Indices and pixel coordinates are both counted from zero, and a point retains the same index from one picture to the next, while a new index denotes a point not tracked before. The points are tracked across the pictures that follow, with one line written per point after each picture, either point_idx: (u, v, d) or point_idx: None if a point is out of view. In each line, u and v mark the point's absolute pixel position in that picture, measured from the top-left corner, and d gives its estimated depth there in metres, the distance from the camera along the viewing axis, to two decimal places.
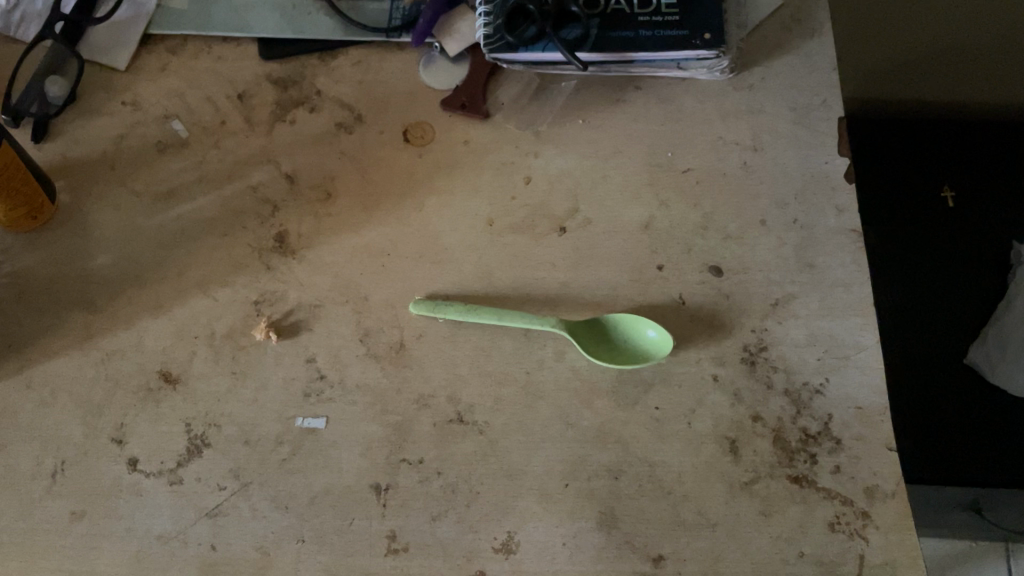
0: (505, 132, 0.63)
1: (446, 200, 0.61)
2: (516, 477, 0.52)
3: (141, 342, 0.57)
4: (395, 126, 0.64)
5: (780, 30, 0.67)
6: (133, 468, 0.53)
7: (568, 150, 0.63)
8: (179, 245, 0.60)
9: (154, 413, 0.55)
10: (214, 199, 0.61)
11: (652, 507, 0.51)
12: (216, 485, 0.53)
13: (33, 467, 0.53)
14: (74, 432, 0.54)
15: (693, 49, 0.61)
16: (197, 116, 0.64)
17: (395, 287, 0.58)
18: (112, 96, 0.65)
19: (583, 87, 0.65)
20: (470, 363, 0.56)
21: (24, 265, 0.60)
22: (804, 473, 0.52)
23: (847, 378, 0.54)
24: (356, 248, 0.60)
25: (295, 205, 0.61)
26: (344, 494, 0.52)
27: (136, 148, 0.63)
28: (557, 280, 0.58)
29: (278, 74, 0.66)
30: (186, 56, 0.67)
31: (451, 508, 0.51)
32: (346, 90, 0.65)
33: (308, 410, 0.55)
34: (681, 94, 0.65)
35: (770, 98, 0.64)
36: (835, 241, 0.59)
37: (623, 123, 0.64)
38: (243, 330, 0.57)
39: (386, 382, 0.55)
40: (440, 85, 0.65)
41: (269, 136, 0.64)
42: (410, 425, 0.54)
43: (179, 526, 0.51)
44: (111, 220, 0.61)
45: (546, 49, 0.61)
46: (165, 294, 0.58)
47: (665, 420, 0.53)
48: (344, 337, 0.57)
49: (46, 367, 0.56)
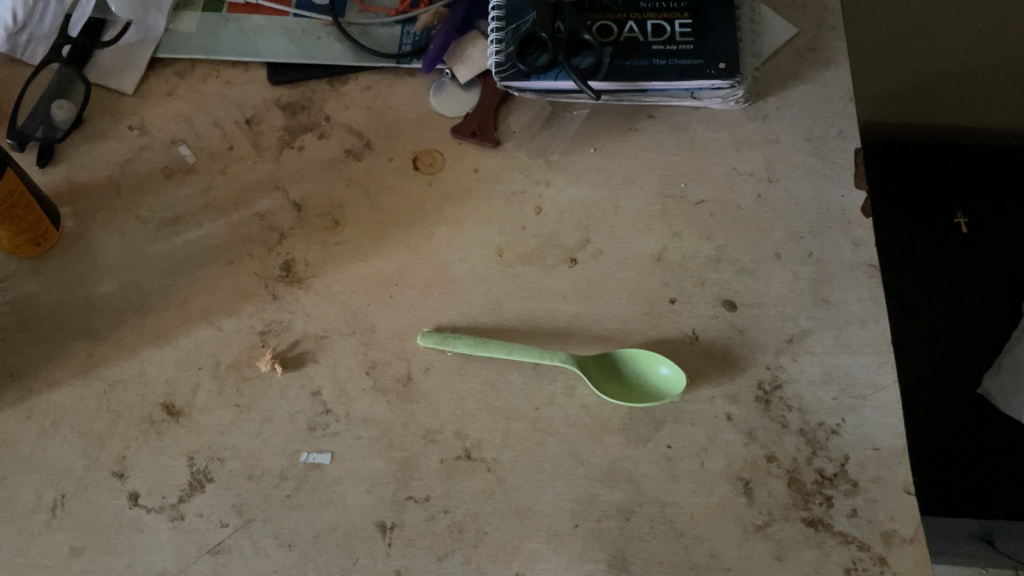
0: (515, 160, 0.63)
1: (455, 229, 0.60)
2: (525, 516, 0.51)
3: (144, 372, 0.56)
4: (405, 154, 0.63)
5: (796, 59, 0.66)
6: (135, 503, 0.52)
7: (580, 179, 0.62)
8: (185, 273, 0.59)
9: (157, 446, 0.54)
10: (220, 226, 0.60)
11: (664, 550, 0.50)
12: (219, 521, 0.52)
13: (33, 501, 0.52)
14: (75, 465, 0.53)
15: (709, 79, 0.60)
16: (205, 141, 0.64)
17: (403, 317, 0.57)
18: (118, 120, 0.64)
19: (595, 115, 0.64)
20: (478, 398, 0.55)
21: (27, 291, 0.59)
22: (820, 516, 0.51)
23: (863, 418, 0.53)
24: (365, 278, 0.59)
25: (302, 233, 0.60)
26: (349, 533, 0.51)
27: (142, 173, 0.62)
28: (566, 312, 0.57)
29: (287, 98, 0.65)
30: (194, 80, 0.66)
31: (458, 549, 0.50)
32: (355, 116, 0.64)
33: (314, 444, 0.54)
34: (695, 122, 0.64)
35: (786, 128, 0.63)
36: (851, 276, 0.58)
37: (635, 151, 0.63)
38: (249, 361, 0.56)
39: (393, 417, 0.54)
40: (450, 112, 0.64)
41: (276, 162, 0.63)
42: (416, 461, 0.53)
43: (181, 564, 0.50)
44: (116, 246, 0.60)
45: (558, 77, 0.60)
46: (169, 323, 0.57)
47: (678, 459, 0.52)
48: (351, 369, 0.56)
49: (48, 397, 0.55)
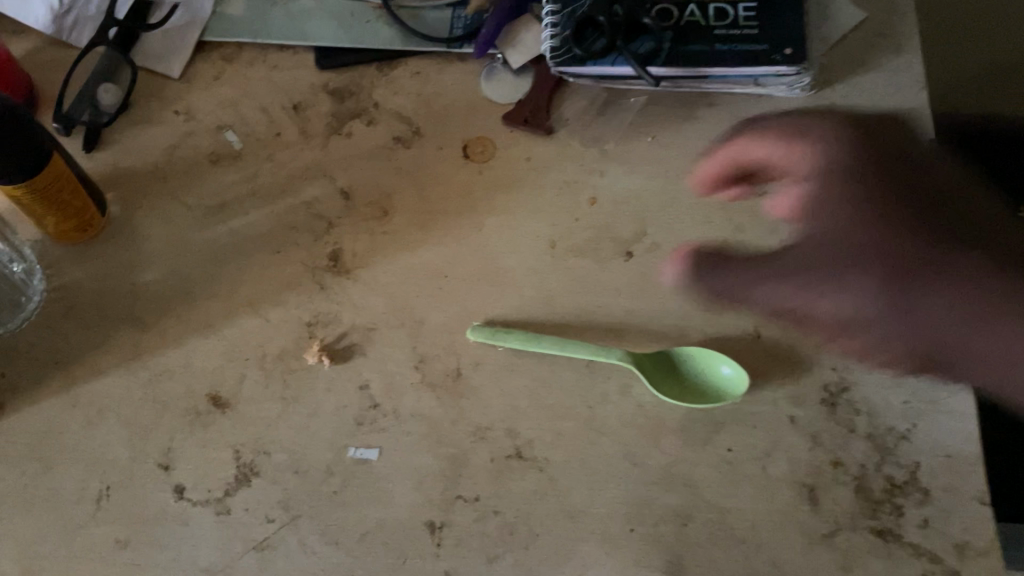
0: (569, 149, 0.60)
1: (507, 219, 0.58)
2: (578, 519, 0.49)
3: (189, 362, 0.55)
4: (455, 141, 0.61)
5: (864, 44, 0.63)
6: (180, 496, 0.51)
7: (635, 168, 0.60)
8: (230, 262, 0.58)
9: (203, 438, 0.53)
10: (266, 214, 0.59)
11: (724, 557, 0.48)
12: (265, 516, 0.51)
13: (78, 491, 0.52)
14: (120, 455, 0.52)
15: (773, 65, 0.57)
16: (251, 127, 0.62)
17: (453, 310, 0.56)
18: (165, 105, 0.63)
19: (653, 102, 0.62)
20: (529, 395, 0.53)
21: (72, 278, 0.58)
22: (889, 527, 0.48)
23: (935, 423, 0.51)
24: (413, 269, 0.57)
25: (350, 222, 0.59)
26: (397, 531, 0.50)
27: (188, 159, 0.61)
28: (620, 307, 0.55)
29: (335, 83, 0.63)
30: (241, 64, 0.64)
31: (508, 551, 0.49)
32: (404, 102, 0.62)
33: (361, 439, 0.52)
34: (758, 111, 0.61)
35: (854, 118, 0.60)
36: None
37: (694, 141, 0.60)
38: (295, 352, 0.55)
39: (441, 413, 0.53)
40: (503, 99, 0.62)
41: (324, 149, 0.61)
42: (466, 459, 0.51)
43: (226, 559, 0.50)
44: (162, 233, 0.59)
45: (615, 63, 0.58)
46: (215, 312, 0.56)
47: (738, 463, 0.50)
48: (399, 362, 0.54)
49: (93, 385, 0.54)
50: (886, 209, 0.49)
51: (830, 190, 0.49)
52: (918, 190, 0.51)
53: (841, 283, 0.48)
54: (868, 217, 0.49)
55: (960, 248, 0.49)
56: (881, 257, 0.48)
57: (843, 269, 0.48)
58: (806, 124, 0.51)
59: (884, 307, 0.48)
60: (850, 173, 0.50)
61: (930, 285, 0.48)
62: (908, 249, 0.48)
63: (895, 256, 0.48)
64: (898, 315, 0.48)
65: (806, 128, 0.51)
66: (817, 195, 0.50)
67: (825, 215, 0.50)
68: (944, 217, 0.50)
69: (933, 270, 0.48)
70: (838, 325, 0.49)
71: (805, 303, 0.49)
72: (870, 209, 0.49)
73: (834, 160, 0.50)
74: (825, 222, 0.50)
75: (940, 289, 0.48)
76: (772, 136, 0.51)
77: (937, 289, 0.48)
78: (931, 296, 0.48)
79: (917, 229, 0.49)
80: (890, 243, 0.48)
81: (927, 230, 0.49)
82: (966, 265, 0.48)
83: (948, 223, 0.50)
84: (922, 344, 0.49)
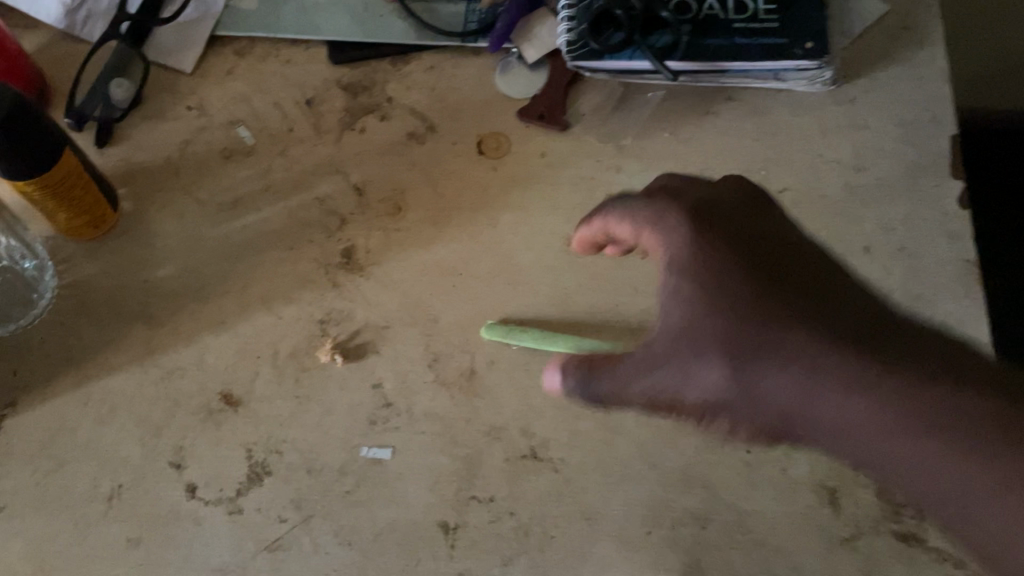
0: (585, 144, 0.60)
1: (522, 216, 0.58)
2: (594, 520, 0.49)
3: (202, 360, 0.54)
4: (470, 137, 0.60)
5: (886, 38, 0.61)
6: (192, 495, 0.51)
7: (652, 165, 0.59)
8: (242, 258, 0.57)
9: (215, 437, 0.52)
10: (279, 210, 0.59)
11: (743, 561, 0.48)
12: (277, 516, 0.50)
13: (90, 490, 0.51)
14: (132, 453, 0.52)
15: (794, 59, 0.56)
16: (264, 122, 0.61)
17: (468, 308, 0.55)
18: (177, 99, 0.62)
19: (671, 97, 0.61)
20: (544, 394, 0.52)
21: (84, 274, 0.57)
22: (913, 530, 0.47)
23: None
24: (427, 266, 0.56)
25: (363, 218, 0.58)
26: (411, 532, 0.49)
27: (200, 154, 0.60)
28: (638, 306, 0.54)
29: (348, 78, 0.62)
30: (254, 59, 0.63)
31: (524, 553, 0.48)
32: (418, 98, 0.62)
33: (374, 438, 0.52)
34: (777, 106, 0.60)
35: (876, 113, 0.59)
36: (945, 272, 0.54)
37: (713, 137, 0.59)
38: (308, 350, 0.54)
39: (456, 412, 0.52)
40: (518, 94, 0.61)
41: (337, 144, 0.60)
42: (481, 459, 0.51)
43: (238, 559, 0.49)
44: (174, 229, 0.58)
45: (633, 57, 0.57)
46: (227, 310, 0.56)
47: (758, 464, 0.49)
48: (413, 361, 0.54)
49: (105, 383, 0.54)
50: (828, 318, 0.39)
51: (719, 282, 0.41)
52: (816, 284, 0.40)
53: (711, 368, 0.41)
54: (786, 314, 0.39)
55: (941, 374, 0.36)
56: (750, 330, 0.40)
57: (694, 353, 0.41)
58: (669, 207, 0.44)
59: (781, 391, 0.39)
60: (696, 263, 0.42)
61: (801, 373, 0.38)
62: (843, 352, 0.38)
63: (832, 364, 0.37)
64: (766, 399, 0.39)
65: (666, 210, 0.45)
66: (682, 287, 0.42)
67: (683, 308, 0.41)
68: (930, 349, 0.37)
69: (821, 383, 0.37)
70: (700, 408, 0.41)
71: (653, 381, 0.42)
72: (744, 295, 0.40)
73: (753, 257, 0.42)
74: (713, 310, 0.41)
75: (853, 391, 0.37)
76: (631, 216, 0.45)
77: (824, 386, 0.37)
78: (866, 427, 0.36)
79: (876, 344, 0.38)
80: (725, 319, 0.40)
81: (875, 354, 0.37)
82: (944, 394, 0.36)
83: (888, 333, 0.38)
84: (797, 425, 0.39)
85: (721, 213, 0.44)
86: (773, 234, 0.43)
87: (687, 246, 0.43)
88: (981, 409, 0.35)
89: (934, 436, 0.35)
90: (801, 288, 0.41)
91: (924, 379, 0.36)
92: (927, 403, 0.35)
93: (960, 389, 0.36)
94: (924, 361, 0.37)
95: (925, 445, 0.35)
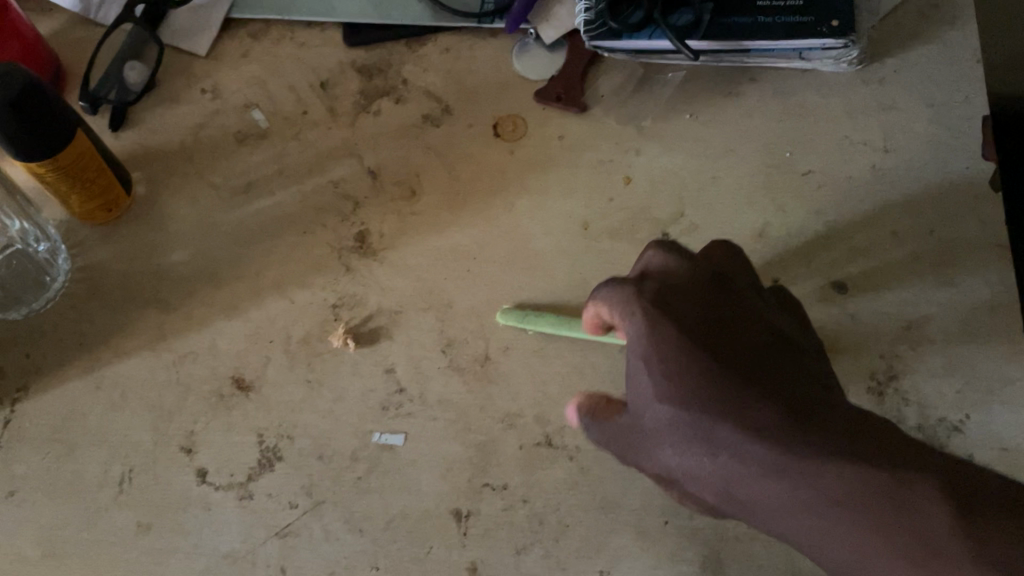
0: (604, 127, 0.58)
1: (538, 200, 0.56)
2: (610, 510, 0.48)
3: (214, 345, 0.54)
4: (486, 119, 0.59)
5: (917, 15, 0.59)
6: (203, 480, 0.50)
7: (673, 148, 0.57)
8: (255, 243, 0.56)
9: (226, 422, 0.52)
10: (293, 194, 0.58)
11: (764, 552, 0.47)
12: (288, 502, 0.49)
13: (101, 474, 0.51)
14: (143, 438, 0.51)
15: (819, 38, 0.54)
16: (279, 106, 0.61)
17: (483, 293, 0.54)
18: (192, 83, 0.62)
19: (692, 78, 0.59)
20: (561, 382, 0.51)
21: (96, 258, 0.56)
22: None
23: (990, 415, 0.49)
24: (442, 250, 0.55)
25: (377, 202, 0.57)
26: (422, 520, 0.48)
27: (214, 138, 0.60)
28: None
29: (363, 61, 0.62)
30: (269, 42, 0.63)
31: (538, 542, 0.48)
32: (434, 80, 0.61)
33: (386, 425, 0.51)
34: (803, 87, 0.58)
35: (905, 93, 0.57)
36: (977, 257, 0.52)
37: (736, 118, 0.58)
38: (321, 335, 0.53)
39: (470, 399, 0.51)
40: (535, 75, 0.60)
41: (352, 127, 0.60)
42: (495, 446, 0.50)
43: (248, 545, 0.49)
44: (187, 213, 0.58)
45: (652, 36, 0.55)
46: (240, 295, 0.55)
47: None
48: (426, 347, 0.53)
49: (117, 368, 0.53)
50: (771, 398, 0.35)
51: (667, 361, 0.37)
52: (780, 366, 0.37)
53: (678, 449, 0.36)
54: (727, 394, 0.35)
55: (874, 458, 0.32)
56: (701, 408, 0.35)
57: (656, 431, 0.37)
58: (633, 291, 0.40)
59: (722, 474, 0.34)
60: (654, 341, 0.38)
61: (754, 462, 0.33)
62: (780, 438, 0.33)
63: (765, 455, 0.33)
64: (709, 480, 0.35)
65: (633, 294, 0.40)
66: (631, 366, 0.38)
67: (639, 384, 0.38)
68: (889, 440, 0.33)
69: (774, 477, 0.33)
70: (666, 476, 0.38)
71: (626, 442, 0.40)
72: (693, 375, 0.36)
73: (707, 331, 0.38)
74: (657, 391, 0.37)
75: (789, 480, 0.32)
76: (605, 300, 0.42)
77: (765, 475, 0.33)
78: (798, 516, 0.33)
79: (811, 430, 0.33)
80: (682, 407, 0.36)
81: (827, 443, 0.32)
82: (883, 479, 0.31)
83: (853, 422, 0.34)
84: (754, 511, 0.35)
85: (685, 286, 0.41)
86: (729, 310, 0.41)
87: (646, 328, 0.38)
88: (910, 501, 0.30)
89: (863, 531, 0.31)
90: (751, 366, 0.37)
91: (858, 464, 0.32)
92: (865, 492, 0.31)
93: (893, 475, 0.31)
94: (860, 446, 0.32)
95: (856, 537, 0.31)
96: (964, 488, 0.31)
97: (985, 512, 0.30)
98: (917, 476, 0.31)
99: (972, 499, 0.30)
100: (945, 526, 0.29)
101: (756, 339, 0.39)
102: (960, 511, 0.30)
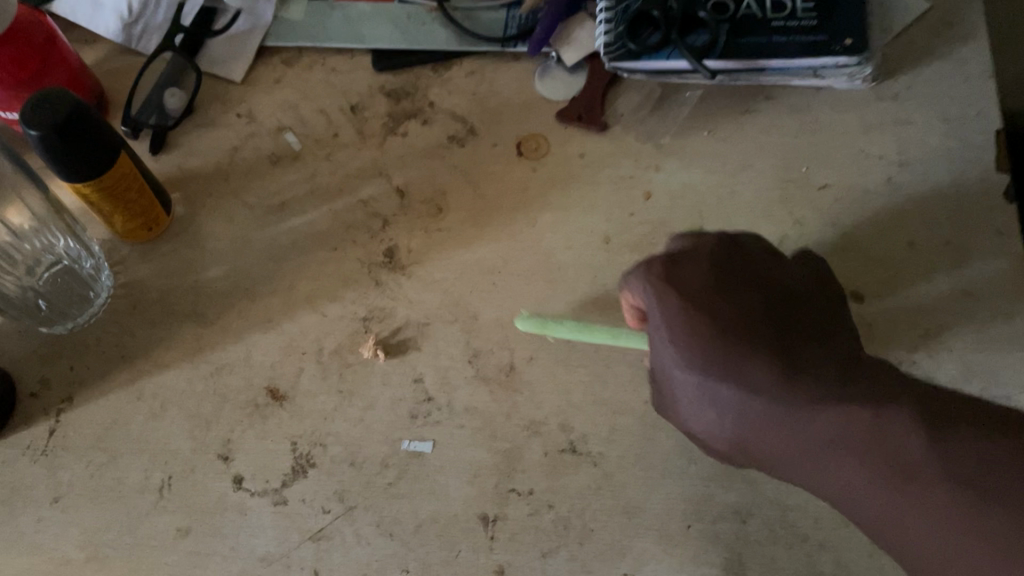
0: (624, 144, 0.60)
1: (561, 215, 0.58)
2: (634, 515, 0.49)
3: (249, 357, 0.56)
4: (510, 140, 0.61)
5: (929, 34, 0.61)
6: (239, 486, 0.52)
7: (692, 164, 0.59)
8: (289, 259, 0.59)
9: (262, 430, 0.53)
10: (324, 212, 0.60)
11: (785, 556, 0.48)
12: (322, 507, 0.51)
13: (142, 481, 0.53)
14: (182, 446, 0.53)
15: (833, 56, 0.56)
16: (311, 128, 0.63)
17: (508, 306, 0.56)
18: (227, 108, 0.64)
19: (710, 96, 0.61)
20: (583, 390, 0.53)
21: (138, 275, 0.59)
22: None
23: None
24: (468, 265, 0.57)
25: (406, 220, 0.59)
26: (451, 524, 0.50)
27: (249, 160, 0.62)
28: None
29: (391, 85, 0.64)
30: (301, 68, 0.65)
31: (564, 545, 0.49)
32: (459, 102, 0.63)
33: (414, 433, 0.53)
34: (817, 104, 0.60)
35: (918, 109, 0.58)
36: (992, 266, 0.53)
37: (753, 135, 0.59)
38: (351, 347, 0.55)
39: (496, 408, 0.53)
40: (556, 96, 0.62)
41: (381, 148, 0.62)
42: (520, 453, 0.51)
43: (283, 549, 0.50)
44: (224, 231, 0.60)
45: (670, 57, 0.57)
46: (274, 308, 0.57)
47: None
48: (453, 357, 0.54)
49: (157, 379, 0.55)
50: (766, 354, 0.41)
51: (677, 333, 0.42)
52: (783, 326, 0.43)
53: (695, 406, 0.43)
54: (728, 355, 0.41)
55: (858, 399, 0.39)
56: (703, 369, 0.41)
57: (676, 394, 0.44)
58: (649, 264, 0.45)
59: (734, 427, 0.42)
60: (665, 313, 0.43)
61: (755, 414, 0.41)
62: (777, 394, 0.40)
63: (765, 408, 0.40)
64: (721, 432, 0.43)
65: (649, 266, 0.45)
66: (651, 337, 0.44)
67: (658, 351, 0.43)
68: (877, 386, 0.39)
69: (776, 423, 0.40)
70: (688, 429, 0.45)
71: (658, 405, 0.47)
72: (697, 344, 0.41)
73: (713, 299, 0.43)
74: (673, 361, 0.42)
75: (789, 429, 0.40)
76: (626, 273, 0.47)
77: (768, 425, 0.41)
78: (801, 457, 0.40)
79: (803, 381, 0.40)
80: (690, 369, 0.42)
81: (816, 392, 0.40)
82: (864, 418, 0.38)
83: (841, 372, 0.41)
84: (761, 453, 0.42)
85: (694, 253, 0.47)
86: (737, 275, 0.46)
87: (658, 304, 0.43)
88: (888, 432, 0.37)
89: (853, 461, 0.38)
90: (755, 326, 0.42)
91: (843, 407, 0.39)
92: (848, 432, 0.38)
93: (872, 411, 0.38)
94: (846, 390, 0.39)
95: (848, 469, 0.39)
96: (936, 414, 0.37)
97: (953, 433, 0.37)
98: (895, 411, 0.38)
99: (940, 421, 0.37)
100: (921, 451, 0.36)
101: (757, 293, 0.45)
102: (930, 434, 0.37)
